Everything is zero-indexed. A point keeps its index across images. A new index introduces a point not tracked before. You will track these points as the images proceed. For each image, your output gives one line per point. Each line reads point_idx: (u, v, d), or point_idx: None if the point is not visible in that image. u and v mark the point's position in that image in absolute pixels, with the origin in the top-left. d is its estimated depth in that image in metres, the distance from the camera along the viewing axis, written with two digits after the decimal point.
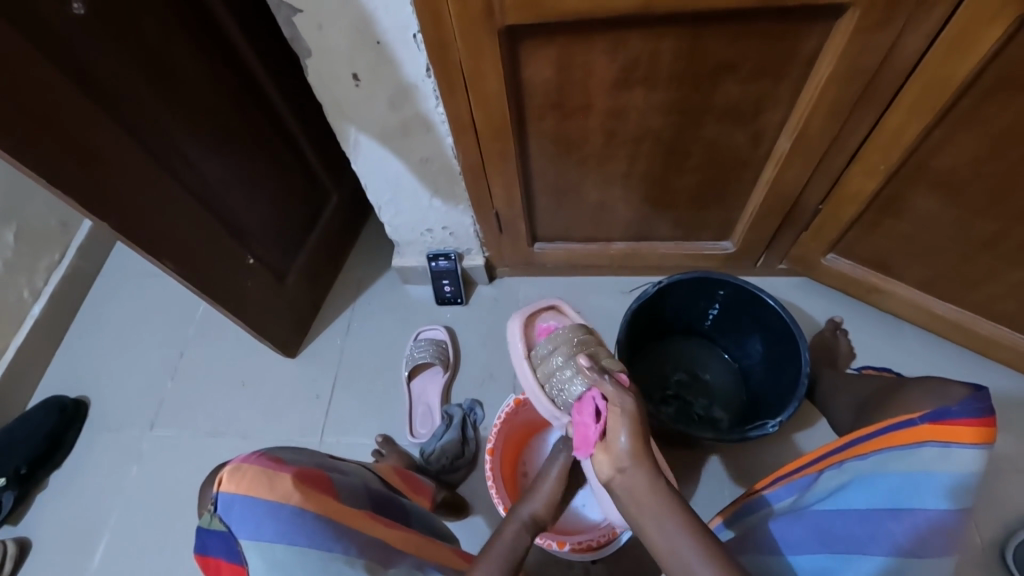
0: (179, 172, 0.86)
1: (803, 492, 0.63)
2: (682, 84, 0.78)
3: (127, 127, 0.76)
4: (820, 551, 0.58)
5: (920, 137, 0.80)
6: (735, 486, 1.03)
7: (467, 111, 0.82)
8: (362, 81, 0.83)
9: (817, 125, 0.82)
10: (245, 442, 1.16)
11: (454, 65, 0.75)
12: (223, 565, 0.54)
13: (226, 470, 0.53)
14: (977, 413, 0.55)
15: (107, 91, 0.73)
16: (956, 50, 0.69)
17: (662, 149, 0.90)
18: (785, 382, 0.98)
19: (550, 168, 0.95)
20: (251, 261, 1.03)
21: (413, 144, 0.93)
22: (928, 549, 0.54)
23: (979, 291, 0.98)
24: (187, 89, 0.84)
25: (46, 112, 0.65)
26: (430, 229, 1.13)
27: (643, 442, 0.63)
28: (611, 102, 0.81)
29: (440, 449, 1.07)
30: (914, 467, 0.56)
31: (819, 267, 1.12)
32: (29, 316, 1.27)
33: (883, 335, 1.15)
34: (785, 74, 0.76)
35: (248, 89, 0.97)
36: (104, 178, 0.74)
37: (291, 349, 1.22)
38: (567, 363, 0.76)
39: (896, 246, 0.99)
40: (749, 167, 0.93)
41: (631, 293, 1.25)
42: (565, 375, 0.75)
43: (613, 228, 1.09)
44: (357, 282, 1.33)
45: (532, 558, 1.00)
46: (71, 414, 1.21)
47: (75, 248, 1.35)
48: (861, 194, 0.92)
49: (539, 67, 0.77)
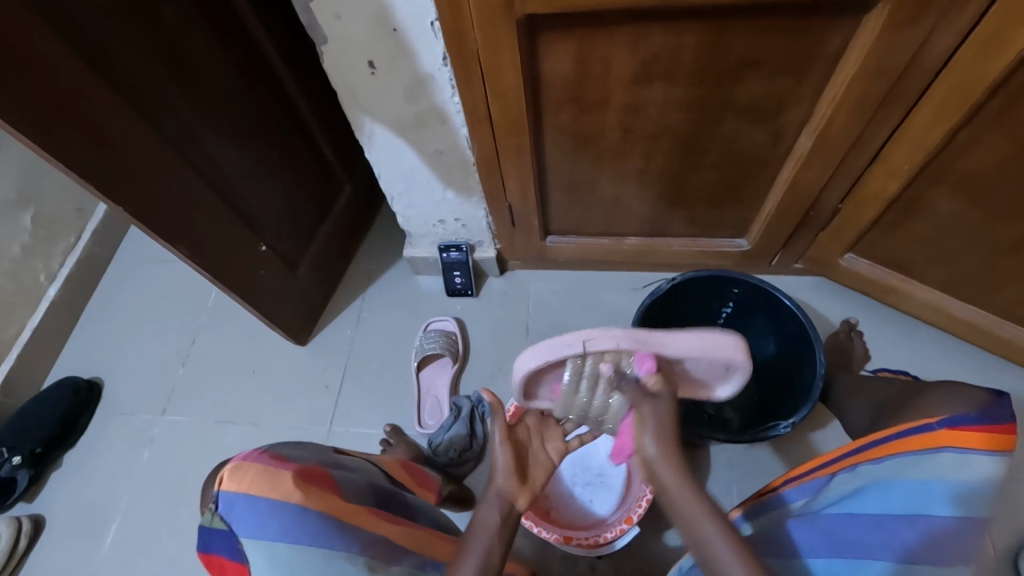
0: (194, 160, 0.86)
1: (816, 495, 0.63)
2: (703, 79, 0.76)
3: (144, 113, 0.76)
4: (832, 555, 0.57)
5: (948, 138, 0.78)
6: (743, 486, 1.02)
7: (484, 103, 0.81)
8: (377, 70, 0.82)
9: (842, 123, 0.80)
10: (255, 429, 1.17)
11: (472, 55, 0.74)
12: (226, 564, 0.54)
13: (228, 469, 0.54)
14: (999, 421, 0.56)
15: (123, 77, 0.72)
16: (991, 49, 0.66)
17: (680, 145, 0.88)
18: (798, 384, 0.97)
19: (566, 162, 0.94)
20: (264, 249, 1.03)
21: (427, 135, 0.92)
22: (944, 557, 0.53)
23: (1002, 295, 0.96)
24: (203, 76, 0.84)
25: (61, 98, 0.65)
26: (442, 220, 1.13)
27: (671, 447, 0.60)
28: (629, 96, 0.80)
29: (448, 440, 1.08)
30: (930, 472, 0.56)
31: (836, 267, 1.10)
32: (45, 298, 1.29)
33: (898, 337, 1.13)
34: (810, 71, 0.74)
35: (264, 75, 0.96)
36: (121, 165, 0.74)
37: (301, 337, 1.23)
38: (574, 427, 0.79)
39: (917, 248, 0.97)
40: (769, 164, 0.91)
41: (643, 289, 1.24)
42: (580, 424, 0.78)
43: (627, 224, 1.08)
44: (367, 272, 1.33)
45: (537, 550, 1.00)
46: (85, 397, 1.23)
47: (89, 232, 1.36)
48: (883, 194, 0.90)
49: (557, 59, 0.75)
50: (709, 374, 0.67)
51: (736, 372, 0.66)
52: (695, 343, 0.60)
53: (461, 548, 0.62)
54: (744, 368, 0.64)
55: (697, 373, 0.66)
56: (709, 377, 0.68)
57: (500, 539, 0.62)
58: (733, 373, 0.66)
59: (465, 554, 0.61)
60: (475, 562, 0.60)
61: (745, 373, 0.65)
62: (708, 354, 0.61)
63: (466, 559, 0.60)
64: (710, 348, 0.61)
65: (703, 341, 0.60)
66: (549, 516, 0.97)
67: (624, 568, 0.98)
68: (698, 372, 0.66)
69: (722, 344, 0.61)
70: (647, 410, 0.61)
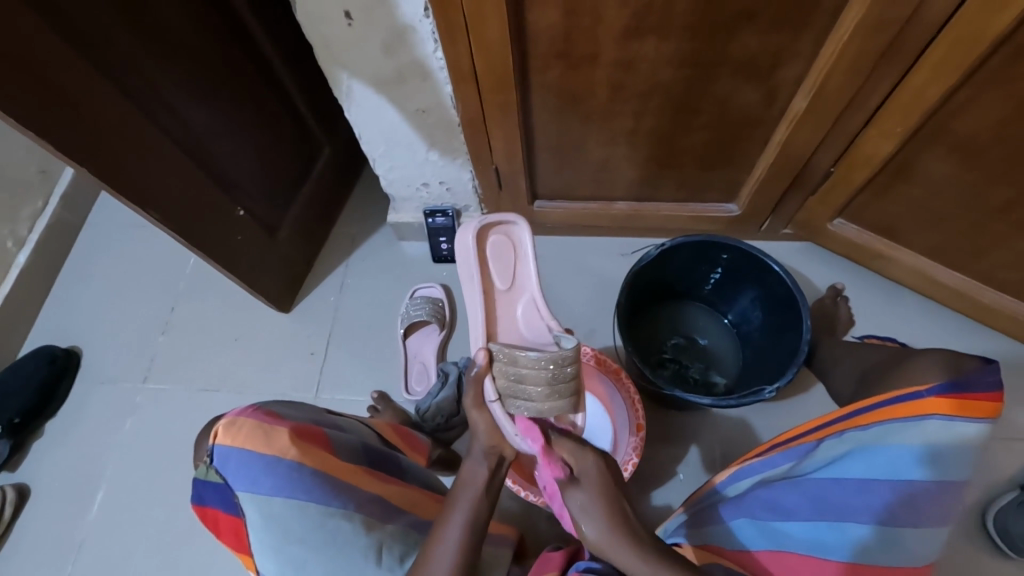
0: (162, 118, 0.81)
1: (802, 459, 0.62)
2: (698, 33, 0.73)
3: (103, 67, 0.71)
4: (815, 518, 0.59)
5: (945, 98, 0.76)
6: (726, 448, 1.04)
7: (467, 59, 0.77)
8: (354, 21, 0.77)
9: (837, 83, 0.77)
10: (240, 396, 1.16)
11: (455, 6, 0.69)
12: (220, 517, 0.54)
13: (222, 423, 0.53)
14: (981, 389, 0.56)
15: (80, 28, 0.68)
16: (993, 5, 0.64)
17: (672, 105, 0.85)
18: (783, 349, 0.98)
19: (554, 123, 0.91)
20: (241, 214, 1.00)
21: (409, 92, 0.88)
22: (924, 519, 0.56)
23: (987, 259, 0.96)
24: (167, 27, 0.79)
25: (12, 50, 0.60)
26: (426, 184, 1.09)
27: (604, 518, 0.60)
28: (621, 52, 0.76)
29: (436, 406, 1.05)
30: (916, 438, 0.57)
31: (825, 233, 1.09)
32: (15, 265, 1.24)
33: (883, 302, 1.14)
34: (809, 25, 0.71)
35: (233, 27, 0.90)
36: (81, 122, 0.69)
37: (284, 304, 1.20)
38: (543, 380, 0.67)
39: (906, 212, 0.97)
40: (763, 125, 0.89)
41: (632, 255, 1.22)
42: (532, 374, 0.67)
43: (616, 188, 1.06)
44: (351, 237, 1.29)
45: (523, 511, 1.02)
46: (63, 364, 1.20)
47: (58, 197, 1.30)
48: (875, 157, 0.88)
49: (545, 11, 0.71)
50: (501, 255, 0.80)
51: (518, 233, 0.81)
52: (467, 271, 0.79)
53: (448, 505, 0.62)
54: (511, 223, 0.81)
55: (506, 273, 0.80)
56: (520, 259, 0.81)
57: (485, 496, 0.64)
58: (518, 231, 0.81)
59: (452, 511, 0.61)
60: (461, 517, 0.60)
61: (517, 220, 0.80)
62: (483, 259, 0.79)
63: (452, 515, 0.61)
64: (474, 259, 0.78)
65: (465, 264, 0.79)
66: None
67: None
68: (504, 271, 0.80)
69: (472, 245, 0.78)
70: (577, 495, 0.62)
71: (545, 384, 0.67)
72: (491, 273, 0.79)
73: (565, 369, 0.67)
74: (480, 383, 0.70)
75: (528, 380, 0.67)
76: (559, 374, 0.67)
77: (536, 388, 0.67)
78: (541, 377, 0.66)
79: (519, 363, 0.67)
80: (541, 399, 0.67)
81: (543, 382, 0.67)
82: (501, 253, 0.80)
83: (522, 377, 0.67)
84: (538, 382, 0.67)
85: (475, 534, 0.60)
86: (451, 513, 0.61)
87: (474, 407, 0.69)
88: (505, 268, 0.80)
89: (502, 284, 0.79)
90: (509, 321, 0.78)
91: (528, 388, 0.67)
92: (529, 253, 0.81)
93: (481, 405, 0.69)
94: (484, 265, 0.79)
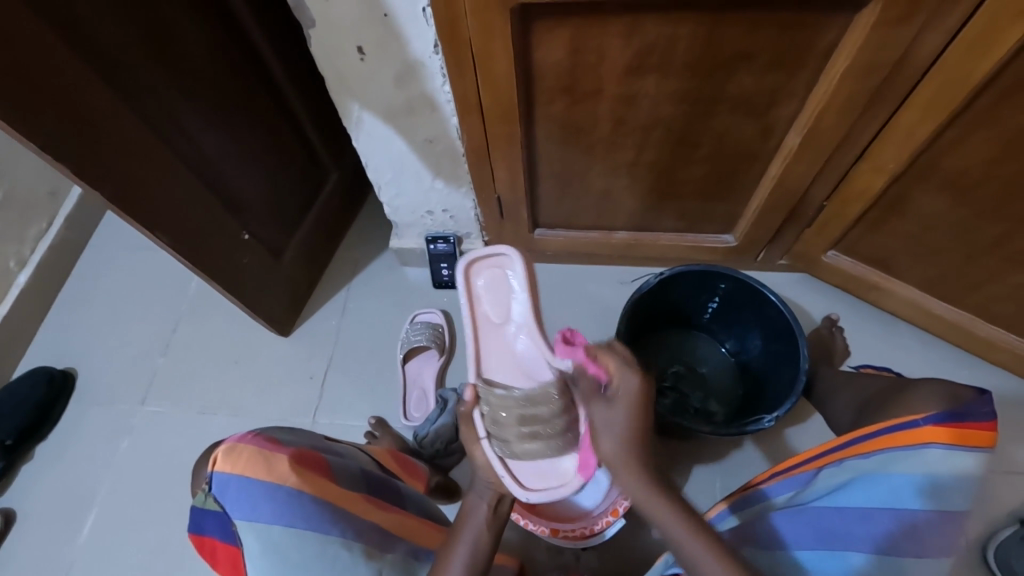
0: (176, 143, 0.83)
1: (803, 488, 0.63)
2: (696, 71, 0.76)
3: (123, 93, 0.74)
4: (817, 546, 0.59)
5: (933, 136, 0.79)
6: (726, 478, 1.04)
7: (474, 92, 0.80)
8: (367, 55, 0.80)
9: (829, 121, 0.81)
10: (237, 420, 1.15)
11: (465, 42, 0.72)
12: (217, 546, 0.53)
13: (222, 449, 0.53)
14: (977, 418, 0.57)
15: (104, 55, 0.70)
16: (974, 51, 0.68)
17: (670, 139, 0.88)
18: (782, 377, 0.99)
19: (556, 154, 0.93)
20: (246, 237, 1.01)
21: (417, 122, 0.90)
22: (927, 549, 0.56)
23: (978, 292, 0.98)
24: (185, 56, 0.82)
25: (37, 76, 0.63)
26: (430, 211, 1.12)
27: (629, 443, 0.62)
28: (622, 88, 0.79)
29: (434, 433, 1.04)
30: (917, 467, 0.57)
31: (820, 264, 1.12)
32: (16, 285, 1.25)
33: (878, 333, 1.16)
34: (801, 66, 0.75)
35: (248, 58, 0.94)
36: (98, 145, 0.71)
37: (285, 327, 1.21)
38: (528, 423, 0.73)
39: (898, 245, 0.99)
40: (758, 160, 0.92)
41: (631, 283, 1.24)
42: (515, 415, 0.73)
43: (615, 217, 1.08)
44: (353, 262, 1.31)
45: (522, 541, 1.00)
46: (58, 385, 1.19)
47: (63, 217, 1.31)
48: (867, 192, 0.91)
49: (552, 48, 0.74)
50: (495, 288, 0.86)
51: (509, 263, 0.85)
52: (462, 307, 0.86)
53: (452, 537, 0.63)
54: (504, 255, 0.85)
55: (498, 306, 0.85)
56: (512, 292, 0.85)
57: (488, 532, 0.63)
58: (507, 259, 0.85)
59: (457, 543, 0.62)
60: (465, 552, 0.61)
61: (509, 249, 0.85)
62: (477, 294, 0.86)
63: (457, 549, 0.61)
64: (468, 294, 0.85)
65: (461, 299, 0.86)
66: (536, 509, 0.97)
67: (609, 560, 0.98)
68: (496, 306, 0.85)
69: (462, 282, 0.85)
70: (603, 409, 0.64)
71: (528, 423, 0.73)
72: (485, 306, 0.85)
73: (538, 408, 0.74)
74: (469, 419, 0.74)
75: (511, 423, 0.73)
76: (532, 411, 0.73)
77: (510, 424, 0.73)
78: (512, 409, 0.74)
79: (505, 401, 0.74)
80: (527, 438, 0.72)
81: (526, 422, 0.73)
82: (492, 284, 0.85)
83: (496, 410, 0.74)
84: (520, 423, 0.73)
85: (480, 567, 0.60)
86: (455, 547, 0.61)
87: (473, 443, 0.73)
88: (496, 302, 0.85)
89: (496, 317, 0.85)
90: (506, 355, 0.83)
91: (512, 429, 0.72)
92: (521, 284, 0.84)
93: (477, 442, 0.73)
94: (477, 299, 0.86)
